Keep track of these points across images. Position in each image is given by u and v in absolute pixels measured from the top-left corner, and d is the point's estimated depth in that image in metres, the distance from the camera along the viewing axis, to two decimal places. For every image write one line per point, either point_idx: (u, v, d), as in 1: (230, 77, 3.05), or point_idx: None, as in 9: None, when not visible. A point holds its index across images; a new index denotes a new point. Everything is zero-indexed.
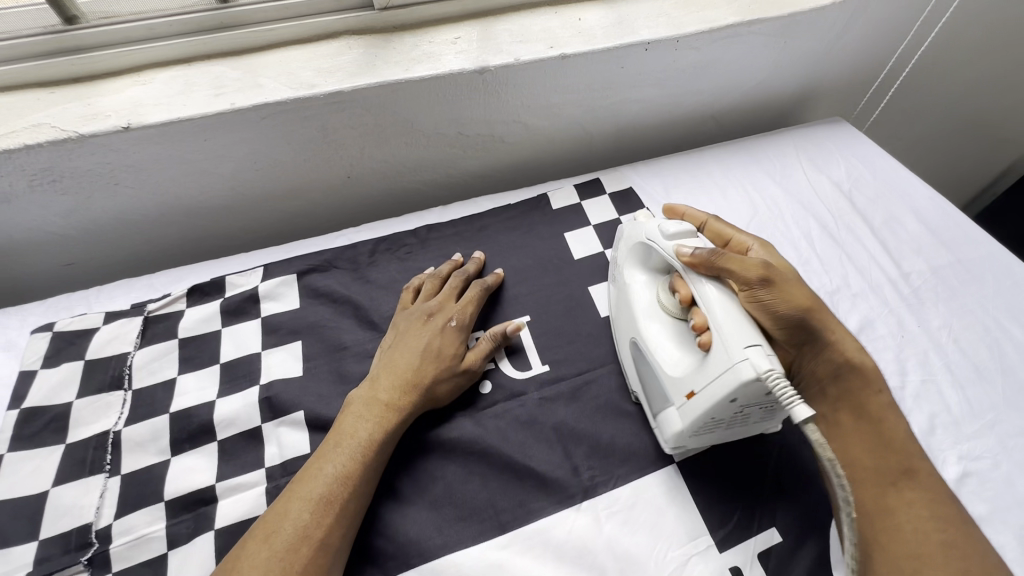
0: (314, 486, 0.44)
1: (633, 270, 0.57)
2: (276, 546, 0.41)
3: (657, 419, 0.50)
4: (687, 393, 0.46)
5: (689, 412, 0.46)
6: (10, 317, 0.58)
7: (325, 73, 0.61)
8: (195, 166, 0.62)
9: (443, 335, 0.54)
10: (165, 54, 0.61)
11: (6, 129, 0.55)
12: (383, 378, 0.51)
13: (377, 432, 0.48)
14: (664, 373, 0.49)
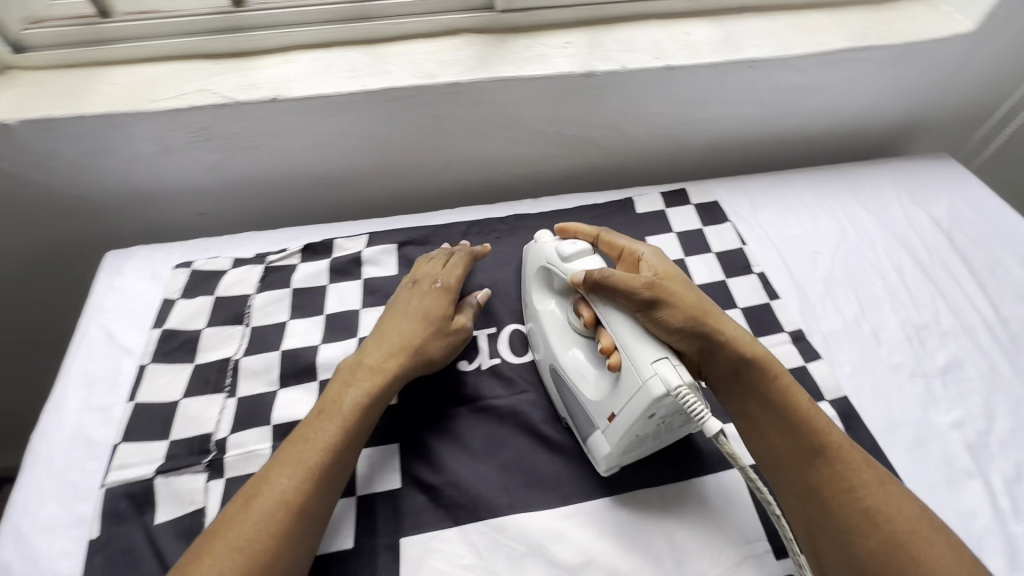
0: (308, 450, 0.46)
1: (542, 295, 0.58)
2: (258, 507, 0.42)
3: (586, 440, 0.51)
4: (608, 415, 0.47)
5: (614, 432, 0.46)
6: (157, 253, 0.68)
7: (445, 66, 0.67)
8: (321, 139, 0.69)
9: (431, 297, 0.58)
10: (309, 38, 0.69)
11: (177, 91, 0.64)
12: (369, 348, 0.54)
13: (370, 396, 0.51)
14: (586, 396, 0.49)
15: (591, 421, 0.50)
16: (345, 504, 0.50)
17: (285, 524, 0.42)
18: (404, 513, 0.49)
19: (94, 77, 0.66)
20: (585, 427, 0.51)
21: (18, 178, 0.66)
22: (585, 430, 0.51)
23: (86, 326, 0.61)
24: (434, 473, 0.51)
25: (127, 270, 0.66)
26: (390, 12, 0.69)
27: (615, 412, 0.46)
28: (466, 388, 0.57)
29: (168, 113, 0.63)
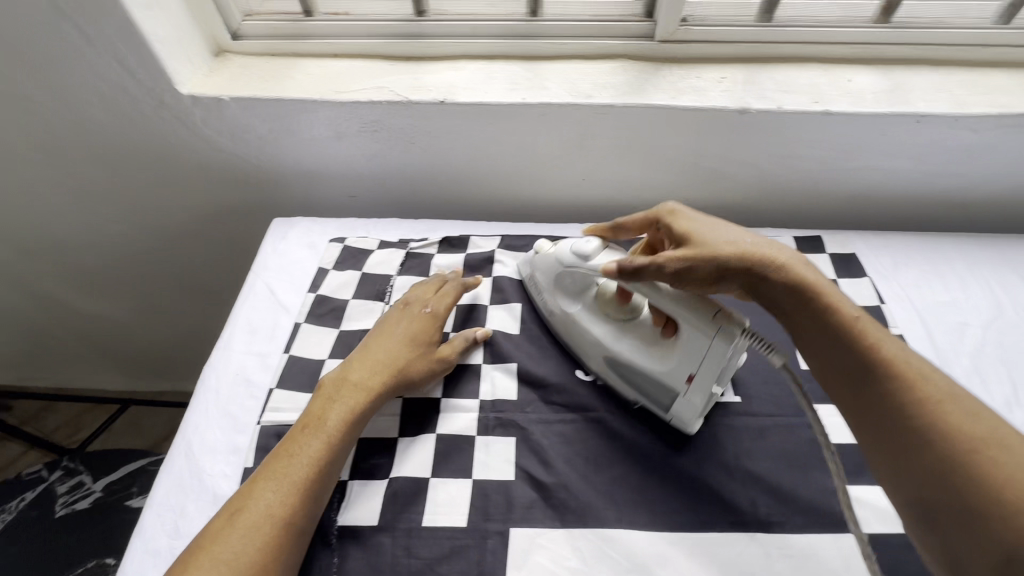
0: (295, 465, 0.49)
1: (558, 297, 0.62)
2: (243, 522, 0.45)
3: (670, 411, 0.56)
4: (683, 377, 0.53)
5: (698, 391, 0.53)
6: (315, 225, 0.75)
7: (600, 87, 0.70)
8: (474, 143, 0.74)
9: (418, 320, 0.61)
10: (477, 49, 0.74)
11: (359, 85, 0.71)
12: (360, 364, 0.57)
13: (357, 412, 0.54)
14: (653, 367, 0.55)
15: (667, 389, 0.55)
16: (462, 485, 0.53)
17: (275, 535, 0.45)
18: (515, 505, 0.52)
19: (290, 66, 0.74)
20: (657, 394, 0.56)
21: (214, 145, 0.76)
22: (663, 400, 0.56)
23: (252, 281, 0.69)
24: (546, 473, 0.53)
25: (290, 237, 0.74)
26: (555, 32, 0.73)
27: (694, 372, 0.52)
28: (582, 397, 0.58)
29: (349, 104, 0.70)
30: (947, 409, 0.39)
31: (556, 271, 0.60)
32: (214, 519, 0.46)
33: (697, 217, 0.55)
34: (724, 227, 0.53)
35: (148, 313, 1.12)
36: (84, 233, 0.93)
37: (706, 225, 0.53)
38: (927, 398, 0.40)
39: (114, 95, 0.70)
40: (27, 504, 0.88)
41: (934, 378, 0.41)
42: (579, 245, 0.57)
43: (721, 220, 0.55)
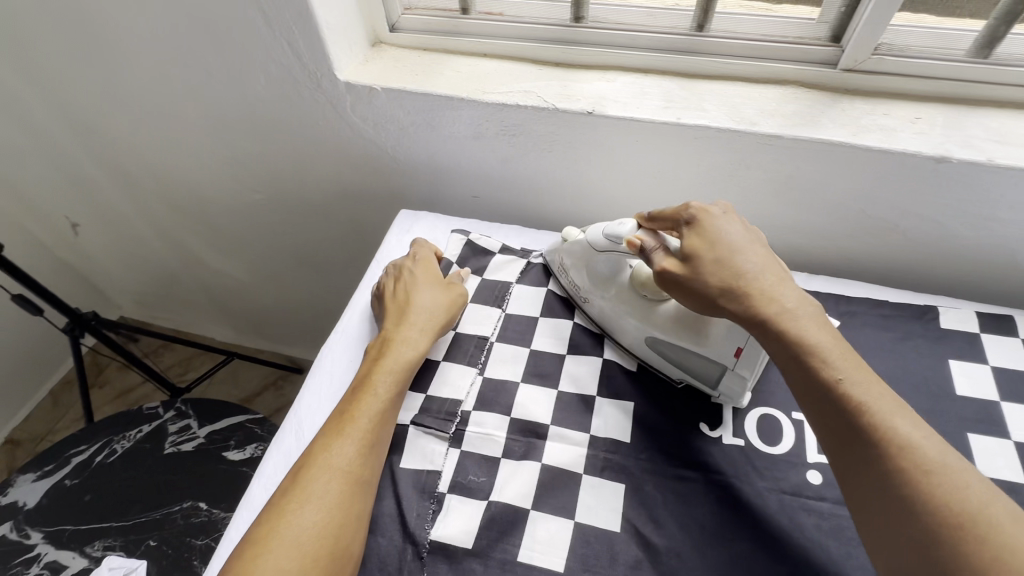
0: (353, 422, 0.51)
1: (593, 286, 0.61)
2: (320, 477, 0.48)
3: (716, 390, 0.56)
4: (735, 350, 0.53)
5: (748, 363, 0.53)
6: (440, 221, 0.76)
7: (767, 115, 0.63)
8: (613, 158, 0.69)
9: (423, 278, 0.63)
10: (632, 61, 0.70)
11: (505, 87, 0.70)
12: (397, 326, 0.59)
13: (405, 367, 0.56)
14: (698, 347, 0.54)
15: (714, 366, 0.54)
16: (562, 525, 0.49)
17: (344, 490, 0.48)
18: (617, 562, 0.47)
19: (440, 61, 0.75)
20: (700, 374, 0.56)
21: (357, 132, 0.78)
22: (709, 380, 0.56)
23: (375, 269, 0.70)
24: (656, 534, 0.48)
25: (415, 231, 0.75)
26: (722, 50, 0.67)
27: (742, 346, 0.52)
28: (703, 455, 0.53)
29: (493, 105, 0.68)
30: (921, 481, 0.39)
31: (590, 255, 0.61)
32: (290, 479, 0.49)
33: (708, 233, 0.52)
34: (741, 247, 0.51)
35: (265, 277, 1.20)
36: (227, 199, 1.00)
37: (711, 247, 0.51)
38: (907, 468, 0.39)
39: (280, 77, 0.74)
40: (143, 436, 0.96)
41: (919, 447, 0.40)
42: (612, 227, 0.57)
43: (737, 236, 0.51)
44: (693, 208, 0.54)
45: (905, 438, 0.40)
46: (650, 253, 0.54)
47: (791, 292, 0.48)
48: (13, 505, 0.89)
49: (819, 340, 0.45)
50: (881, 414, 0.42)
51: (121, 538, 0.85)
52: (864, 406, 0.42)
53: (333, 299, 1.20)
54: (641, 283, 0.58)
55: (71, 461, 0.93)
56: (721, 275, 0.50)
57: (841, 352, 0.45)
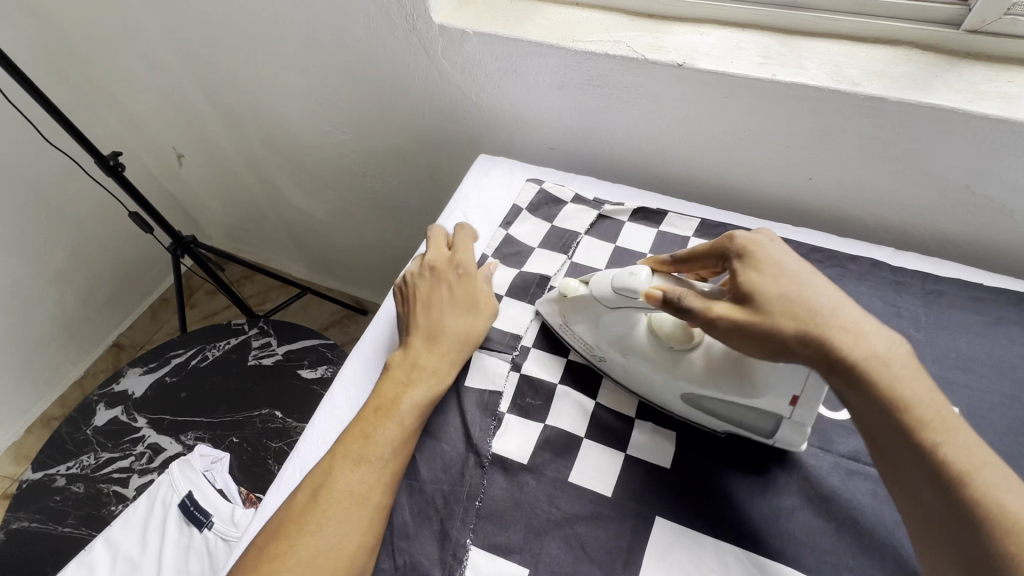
0: (375, 448, 0.50)
1: (612, 348, 0.54)
2: (339, 501, 0.47)
3: (774, 437, 0.50)
4: (790, 401, 0.46)
5: (806, 413, 0.47)
6: (516, 168, 0.79)
7: (872, 76, 0.60)
8: (698, 114, 0.68)
9: (459, 289, 0.59)
10: (731, 15, 0.68)
11: (596, 36, 0.69)
12: (427, 342, 0.56)
13: (430, 395, 0.53)
14: (745, 399, 0.48)
15: (767, 415, 0.49)
16: (612, 455, 0.52)
17: (365, 518, 0.47)
18: (664, 496, 0.49)
19: (532, 8, 0.75)
20: (755, 421, 0.49)
21: (445, 76, 0.81)
22: (765, 426, 0.50)
23: (452, 209, 0.74)
24: (706, 476, 0.50)
25: (491, 176, 0.77)
26: (830, 5, 0.64)
27: (797, 395, 0.46)
28: None
29: (582, 54, 0.68)
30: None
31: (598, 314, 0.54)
32: (304, 491, 0.48)
33: (766, 266, 0.46)
34: (811, 278, 0.45)
35: (342, 218, 1.27)
36: (315, 138, 1.07)
37: (774, 281, 0.45)
38: (1015, 557, 0.33)
39: (379, 18, 0.77)
40: (229, 347, 1.07)
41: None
42: (621, 277, 0.51)
43: (802, 267, 0.46)
44: (739, 238, 0.49)
45: (1016, 517, 0.34)
46: (684, 299, 0.47)
47: (880, 334, 0.41)
48: (124, 392, 1.03)
49: (918, 396, 0.39)
50: (987, 485, 0.35)
51: (209, 431, 0.96)
52: (968, 476, 0.36)
53: (403, 244, 1.26)
54: (664, 337, 0.52)
55: (170, 361, 1.06)
56: (792, 314, 0.43)
57: (944, 412, 0.38)
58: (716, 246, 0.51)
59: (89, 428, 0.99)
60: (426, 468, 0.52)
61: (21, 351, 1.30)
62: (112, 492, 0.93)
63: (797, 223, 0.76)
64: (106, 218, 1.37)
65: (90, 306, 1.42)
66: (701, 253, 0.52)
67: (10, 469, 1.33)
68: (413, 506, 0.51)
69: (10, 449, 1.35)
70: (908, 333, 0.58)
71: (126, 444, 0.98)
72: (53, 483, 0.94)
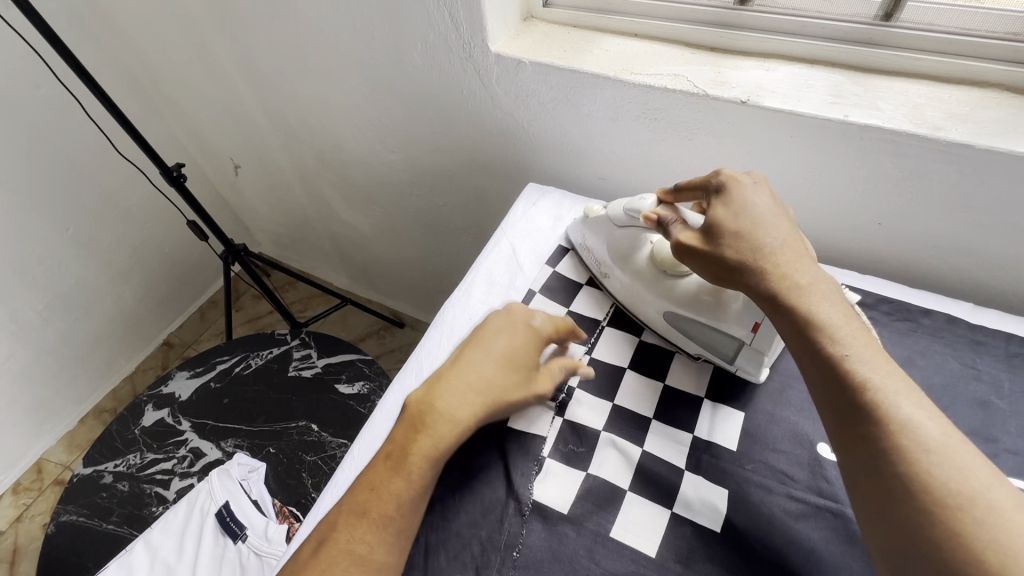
0: (380, 503, 0.46)
1: (616, 265, 0.63)
2: (338, 561, 0.44)
3: (735, 363, 0.57)
4: (754, 326, 0.53)
5: (765, 340, 0.53)
6: (566, 199, 0.78)
7: (956, 120, 0.56)
8: (759, 151, 0.66)
9: (518, 344, 0.54)
10: (799, 51, 0.65)
11: (655, 69, 0.68)
12: (448, 391, 0.51)
13: (445, 446, 0.49)
14: (717, 322, 0.55)
15: (732, 339, 0.55)
16: (656, 511, 0.49)
17: None
18: (712, 560, 0.46)
19: (589, 39, 0.74)
20: (722, 346, 0.56)
21: (497, 103, 0.81)
22: (728, 351, 0.57)
23: (499, 238, 0.73)
24: (760, 546, 0.47)
25: (540, 206, 0.77)
26: (909, 43, 0.60)
27: (760, 321, 0.52)
28: (821, 483, 0.50)
29: (639, 86, 0.67)
30: (920, 459, 0.35)
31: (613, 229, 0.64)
32: (311, 542, 0.47)
33: (733, 202, 0.52)
34: (770, 216, 0.51)
35: (387, 233, 1.29)
36: (366, 156, 1.09)
37: (734, 215, 0.51)
38: (907, 451, 0.36)
39: (436, 45, 0.78)
40: (272, 357, 1.09)
41: (922, 426, 0.37)
42: (633, 202, 0.61)
43: (763, 207, 0.51)
44: (723, 176, 0.54)
45: (908, 415, 0.37)
46: (670, 224, 0.55)
47: (811, 270, 0.47)
48: (171, 395, 1.06)
49: (833, 318, 0.43)
50: (887, 388, 0.39)
51: (248, 440, 0.98)
52: (869, 381, 0.39)
53: (445, 262, 1.27)
54: (660, 260, 0.59)
55: (216, 367, 1.09)
56: (739, 245, 0.49)
57: (855, 329, 0.43)
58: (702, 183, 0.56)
59: (137, 428, 1.03)
60: (465, 513, 0.51)
61: (79, 346, 1.36)
62: (154, 493, 0.96)
63: (862, 269, 0.71)
64: (165, 222, 1.44)
65: (144, 305, 1.49)
66: (690, 190, 0.57)
67: (63, 457, 1.39)
68: (447, 550, 0.49)
69: (64, 438, 1.42)
70: (990, 400, 0.53)
71: (170, 446, 1.01)
72: (101, 479, 0.98)
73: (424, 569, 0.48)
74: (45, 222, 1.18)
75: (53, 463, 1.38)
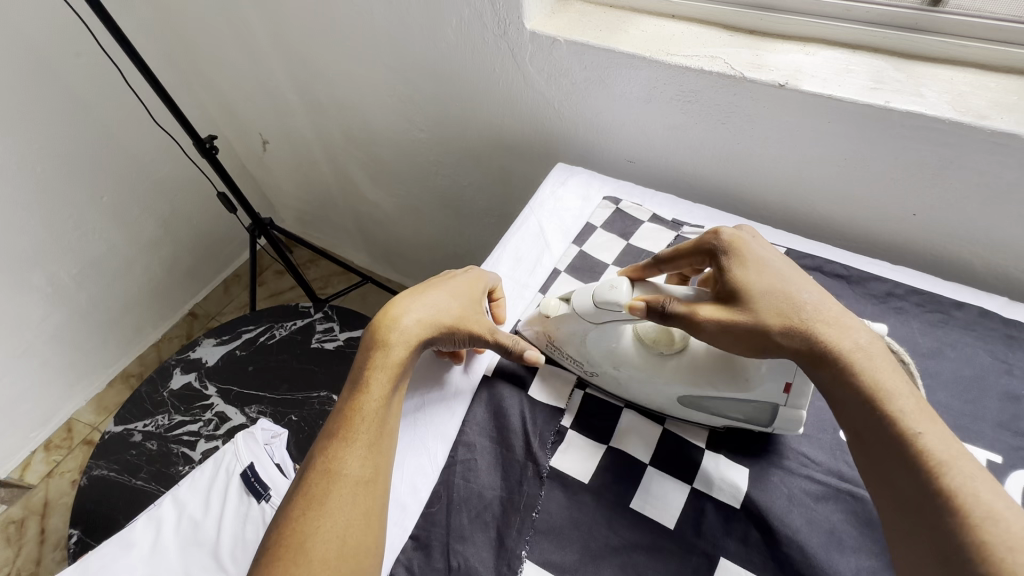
0: (352, 423, 0.49)
1: (609, 361, 0.54)
2: (322, 482, 0.46)
3: (772, 427, 0.51)
4: (784, 389, 0.48)
5: (800, 397, 0.48)
6: (594, 180, 0.78)
7: (1001, 109, 0.55)
8: (795, 137, 0.65)
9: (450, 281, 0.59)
10: (841, 35, 0.64)
11: (692, 51, 0.67)
12: (396, 316, 0.54)
13: (403, 360, 0.52)
14: (747, 391, 0.49)
15: (762, 405, 0.50)
16: (676, 486, 0.50)
17: (351, 494, 0.46)
18: (730, 536, 0.47)
19: (625, 19, 0.74)
20: (753, 413, 0.51)
21: (529, 82, 0.81)
22: (760, 416, 0.51)
23: (528, 216, 0.74)
24: (779, 524, 0.47)
25: (567, 186, 0.77)
26: (955, 29, 0.59)
27: (790, 381, 0.48)
28: (841, 466, 0.50)
29: (675, 68, 0.66)
30: (1006, 557, 0.33)
31: (582, 333, 0.55)
32: (295, 483, 0.49)
33: (752, 262, 0.48)
34: (795, 277, 0.47)
35: (410, 212, 1.30)
36: (393, 134, 1.10)
37: (758, 277, 0.47)
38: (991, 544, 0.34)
39: (470, 22, 0.78)
40: (295, 328, 1.11)
41: (1004, 519, 0.34)
42: (603, 291, 0.52)
43: (783, 265, 0.48)
44: (725, 235, 0.51)
45: (987, 505, 0.35)
46: (669, 304, 0.48)
47: (860, 329, 0.44)
48: (198, 360, 1.10)
49: (891, 387, 0.41)
50: (959, 472, 0.37)
51: (271, 407, 1.01)
52: (942, 464, 0.37)
53: (466, 243, 1.28)
54: (652, 340, 0.54)
55: (241, 335, 1.12)
56: (775, 312, 0.45)
57: (913, 403, 0.41)
58: (705, 241, 0.52)
59: (165, 390, 1.07)
60: (486, 474, 0.52)
61: (110, 311, 1.40)
62: (181, 453, 1.00)
63: (892, 259, 0.71)
64: (194, 194, 1.47)
65: (171, 275, 1.53)
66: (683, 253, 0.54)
67: (92, 417, 1.44)
68: (467, 513, 0.50)
69: (93, 399, 1.47)
70: (1020, 394, 0.53)
71: (196, 410, 1.04)
72: (131, 437, 1.01)
73: (446, 526, 0.50)
74: (83, 188, 1.21)
75: (82, 423, 1.43)
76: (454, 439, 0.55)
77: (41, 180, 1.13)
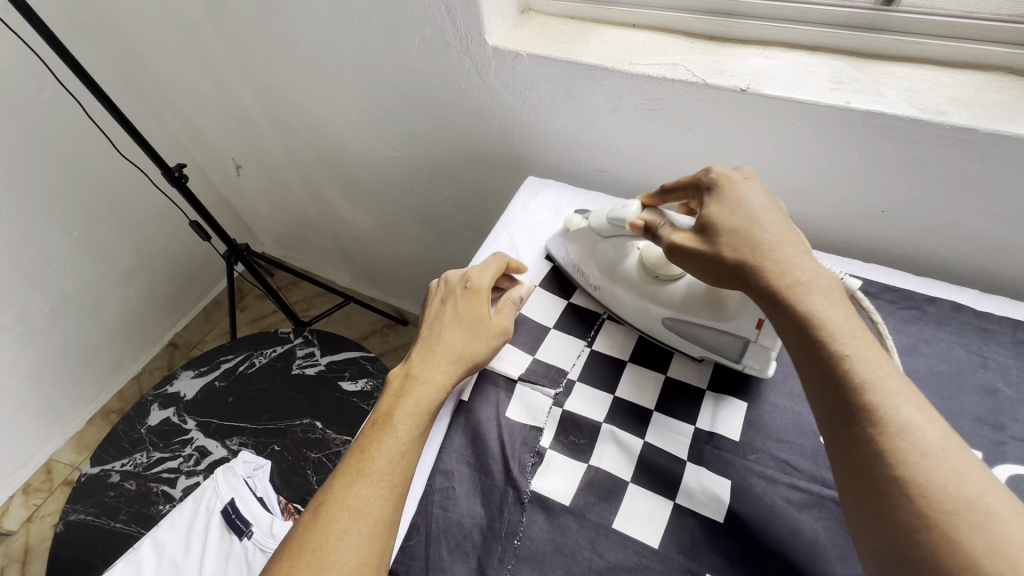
0: (373, 462, 0.48)
1: (610, 279, 0.62)
2: (341, 516, 0.45)
3: (742, 363, 0.55)
4: (757, 323, 0.52)
5: (770, 335, 0.52)
6: (565, 192, 0.78)
7: (958, 104, 0.55)
8: (759, 140, 0.65)
9: (462, 300, 0.58)
10: (798, 38, 0.65)
11: (653, 60, 0.67)
12: (433, 357, 0.54)
13: (432, 408, 0.52)
14: (721, 322, 0.54)
15: (736, 340, 0.54)
16: (659, 502, 0.49)
17: (373, 534, 0.44)
18: (715, 552, 0.46)
19: (587, 31, 0.74)
20: (727, 347, 0.55)
21: (495, 96, 0.80)
22: (734, 352, 0.55)
23: (499, 232, 0.73)
24: (764, 536, 0.46)
25: (539, 199, 0.77)
26: (911, 27, 0.60)
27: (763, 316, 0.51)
28: (824, 472, 0.49)
29: (637, 77, 0.66)
30: (917, 461, 0.35)
31: (594, 243, 0.63)
32: (305, 513, 0.46)
33: (727, 200, 0.50)
34: (767, 214, 0.49)
35: (388, 230, 1.29)
36: (364, 153, 1.09)
37: (731, 214, 0.49)
38: (905, 449, 0.36)
39: (433, 39, 0.78)
40: (275, 355, 1.09)
41: (918, 429, 0.37)
42: (616, 211, 0.59)
43: (759, 204, 0.49)
44: (714, 173, 0.52)
45: (906, 418, 0.37)
46: (660, 230, 0.53)
47: (809, 267, 0.46)
48: (176, 394, 1.07)
49: (831, 316, 0.42)
50: (884, 391, 0.38)
51: (253, 438, 0.99)
52: (868, 383, 0.39)
53: (445, 258, 1.27)
54: (650, 265, 0.59)
55: (220, 365, 1.09)
56: (735, 243, 0.48)
57: (853, 330, 0.42)
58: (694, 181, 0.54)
59: (143, 427, 1.04)
60: (465, 501, 0.51)
61: (85, 347, 1.37)
62: (161, 491, 0.97)
63: (864, 256, 0.71)
64: (167, 222, 1.44)
65: (148, 306, 1.49)
66: (679, 187, 0.55)
67: (72, 457, 1.40)
68: (448, 545, 0.49)
69: (73, 438, 1.43)
70: (997, 387, 0.53)
71: (176, 445, 1.01)
72: (108, 478, 0.99)
73: (424, 560, 0.48)
74: (51, 224, 1.18)
75: (62, 463, 1.39)
76: (432, 467, 0.54)
77: (6, 218, 1.10)
